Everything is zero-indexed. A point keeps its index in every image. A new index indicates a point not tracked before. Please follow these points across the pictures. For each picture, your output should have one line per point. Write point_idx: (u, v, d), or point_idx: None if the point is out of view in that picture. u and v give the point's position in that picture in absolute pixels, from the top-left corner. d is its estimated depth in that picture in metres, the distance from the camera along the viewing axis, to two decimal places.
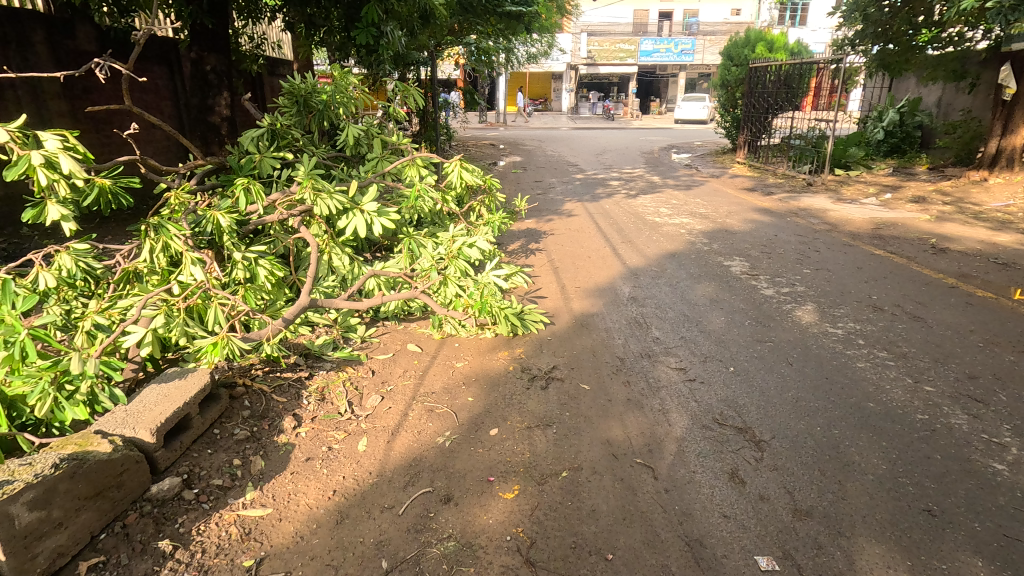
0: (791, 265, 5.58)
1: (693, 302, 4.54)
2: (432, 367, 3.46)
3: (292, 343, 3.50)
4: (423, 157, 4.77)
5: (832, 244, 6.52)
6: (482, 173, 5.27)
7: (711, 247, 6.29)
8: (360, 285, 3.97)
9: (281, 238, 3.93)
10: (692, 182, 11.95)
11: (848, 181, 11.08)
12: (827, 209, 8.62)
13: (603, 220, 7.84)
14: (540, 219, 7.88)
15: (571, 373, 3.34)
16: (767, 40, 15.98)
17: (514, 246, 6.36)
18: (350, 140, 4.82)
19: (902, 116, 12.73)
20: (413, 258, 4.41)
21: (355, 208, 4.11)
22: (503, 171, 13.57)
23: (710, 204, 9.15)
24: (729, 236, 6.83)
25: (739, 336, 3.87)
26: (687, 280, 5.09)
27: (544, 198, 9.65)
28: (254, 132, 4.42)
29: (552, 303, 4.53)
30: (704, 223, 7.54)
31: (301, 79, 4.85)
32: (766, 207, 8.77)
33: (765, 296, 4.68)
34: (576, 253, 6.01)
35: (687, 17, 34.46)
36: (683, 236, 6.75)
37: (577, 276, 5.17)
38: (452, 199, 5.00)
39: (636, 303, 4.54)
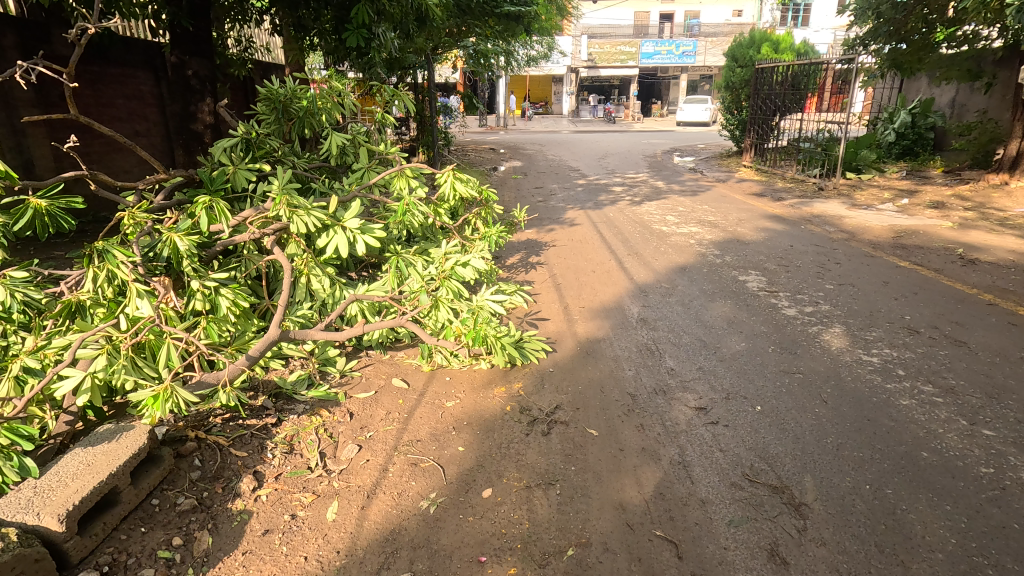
0: (811, 280, 5.17)
1: (708, 324, 4.14)
2: (419, 407, 3.06)
3: (261, 381, 3.11)
4: (413, 167, 4.40)
5: (852, 255, 6.12)
6: (478, 184, 4.89)
7: (724, 259, 5.88)
8: (340, 311, 3.58)
9: (252, 260, 3.55)
10: (698, 187, 11.56)
11: (860, 185, 10.67)
12: (842, 215, 8.21)
13: (607, 229, 7.45)
14: (541, 228, 7.48)
15: (576, 415, 2.95)
16: (773, 40, 15.59)
17: (512, 260, 5.97)
18: (335, 150, 4.44)
19: (913, 118, 12.28)
20: (401, 279, 4.03)
21: (336, 224, 3.74)
22: (503, 176, 13.17)
23: (719, 210, 8.76)
24: (741, 246, 6.42)
25: (763, 366, 3.47)
26: (701, 298, 4.70)
27: (545, 205, 9.26)
28: (227, 141, 4.03)
29: (554, 327, 4.13)
30: (714, 232, 7.15)
31: (280, 83, 4.46)
32: (777, 214, 8.38)
33: (787, 317, 4.27)
34: (579, 268, 5.62)
35: (687, 19, 34.10)
36: (693, 248, 6.36)
37: (581, 295, 4.78)
38: (445, 212, 4.62)
39: (646, 325, 4.14)
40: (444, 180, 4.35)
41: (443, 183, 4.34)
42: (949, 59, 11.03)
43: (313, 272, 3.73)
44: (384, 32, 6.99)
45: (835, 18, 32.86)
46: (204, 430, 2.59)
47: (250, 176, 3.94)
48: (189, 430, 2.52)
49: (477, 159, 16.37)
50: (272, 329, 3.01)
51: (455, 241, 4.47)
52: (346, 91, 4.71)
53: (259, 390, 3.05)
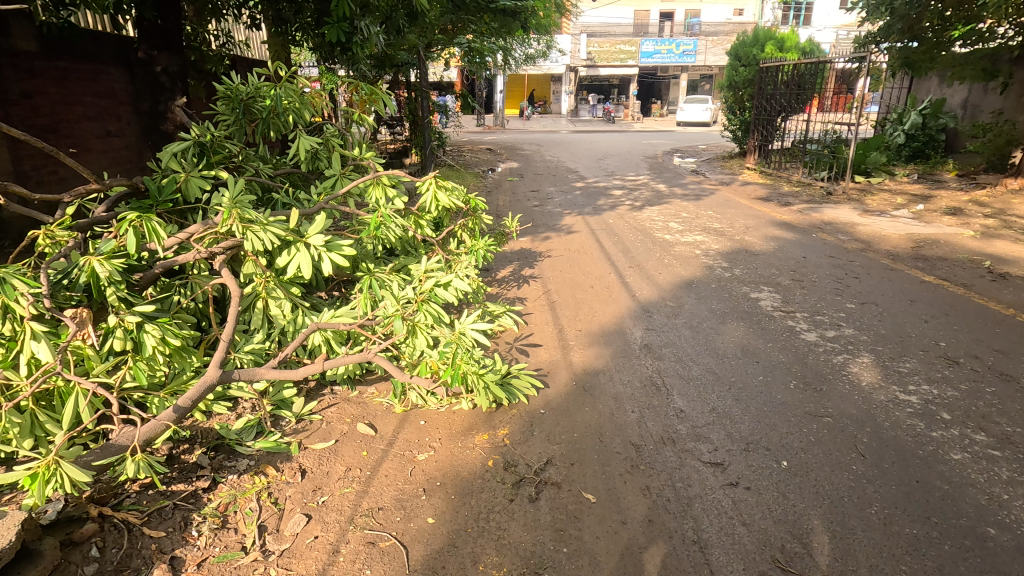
0: (830, 298, 4.72)
1: (720, 352, 3.70)
2: (386, 461, 2.60)
3: (201, 429, 2.66)
4: (390, 175, 3.96)
5: (870, 267, 5.67)
6: (464, 193, 4.44)
7: (733, 273, 5.43)
8: (299, 343, 3.11)
9: (200, 284, 3.10)
10: (701, 190, 11.10)
11: (871, 190, 10.24)
12: (855, 222, 7.78)
13: (607, 237, 6.99)
14: (536, 236, 7.02)
15: (571, 473, 2.50)
16: (777, 38, 15.13)
17: (503, 273, 5.51)
18: (304, 155, 3.99)
19: (924, 119, 11.86)
20: (374, 303, 3.58)
21: (299, 242, 3.29)
22: (498, 178, 12.71)
23: (724, 216, 8.30)
24: (751, 258, 5.97)
25: (786, 407, 3.01)
26: (711, 320, 4.25)
27: (542, 210, 8.80)
28: (177, 145, 3.56)
29: (547, 356, 3.67)
30: (721, 241, 6.69)
31: (241, 81, 3.99)
32: (786, 221, 7.94)
33: (808, 343, 3.82)
34: (575, 283, 5.18)
35: (688, 18, 33.67)
36: (699, 259, 5.91)
37: (579, 315, 4.33)
38: (426, 224, 4.18)
39: (651, 354, 3.68)
40: (426, 193, 3.96)
41: (423, 196, 3.95)
42: (963, 57, 10.30)
43: (273, 297, 3.29)
44: (368, 25, 6.49)
45: (838, 15, 32.38)
46: (114, 505, 2.14)
47: (204, 185, 3.49)
48: (92, 506, 2.07)
49: (473, 160, 15.92)
50: (211, 371, 2.55)
51: (437, 257, 4.02)
52: (318, 90, 4.25)
53: (197, 441, 2.60)
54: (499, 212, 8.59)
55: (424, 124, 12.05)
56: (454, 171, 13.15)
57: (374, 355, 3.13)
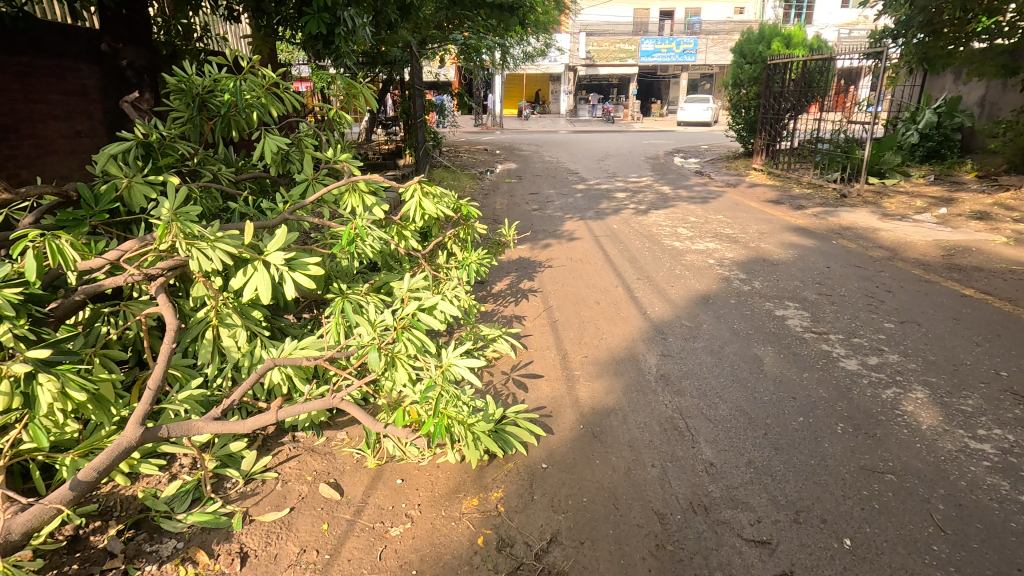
0: (864, 315, 4.22)
1: (748, 383, 3.20)
2: (351, 537, 2.10)
3: (120, 498, 2.19)
4: (369, 181, 3.46)
5: (902, 279, 5.18)
6: (455, 199, 3.94)
7: (753, 286, 4.93)
8: (254, 382, 2.61)
9: (134, 312, 2.60)
10: (708, 192, 10.60)
11: (886, 192, 9.76)
12: (876, 227, 7.29)
13: (612, 244, 6.47)
14: (536, 244, 6.52)
15: (581, 557, 1.99)
16: (783, 36, 14.54)
17: (500, 287, 5.00)
18: (271, 158, 3.49)
19: (939, 118, 11.39)
20: (348, 330, 3.07)
21: (257, 260, 2.78)
22: (496, 180, 12.22)
23: (735, 221, 7.81)
24: (771, 269, 5.47)
25: (836, 459, 2.52)
26: (734, 343, 3.75)
27: (541, 215, 8.30)
28: (116, 145, 3.03)
29: (548, 390, 3.17)
30: (736, 249, 6.19)
31: (196, 72, 3.46)
32: (802, 226, 7.46)
33: (850, 373, 3.33)
34: (578, 298, 4.68)
35: (689, 16, 33.12)
36: (713, 270, 5.42)
37: (585, 338, 3.84)
38: (411, 235, 3.67)
39: (669, 386, 3.19)
40: (410, 201, 3.49)
41: (407, 205, 3.47)
42: (980, 53, 9.82)
43: (226, 325, 2.79)
44: (351, 16, 5.99)
45: (840, 12, 31.92)
46: None
47: (148, 193, 2.96)
48: None
49: (471, 160, 15.40)
50: (130, 430, 2.04)
51: (423, 274, 3.52)
52: (289, 83, 3.73)
53: (114, 515, 2.13)
54: (496, 216, 8.10)
55: (418, 123, 11.53)
56: (450, 172, 12.65)
57: (342, 401, 2.57)
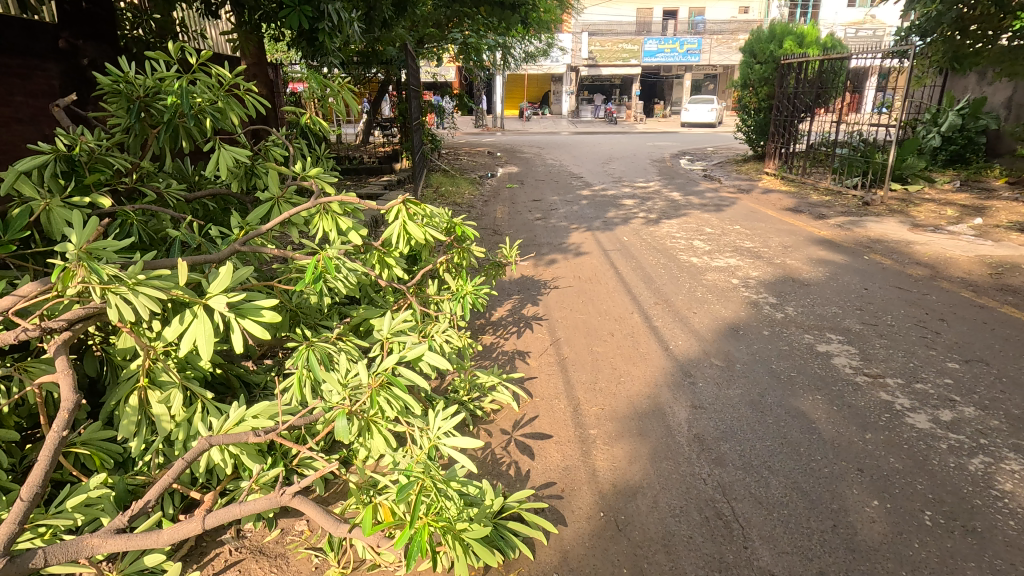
0: (921, 353, 3.65)
1: (802, 448, 2.65)
2: None
3: None
4: (343, 201, 2.89)
5: (952, 303, 4.61)
6: (448, 218, 3.37)
7: (786, 312, 4.37)
8: (185, 467, 2.05)
9: (33, 378, 2.04)
10: (721, 199, 10.03)
11: (911, 200, 9.19)
12: (909, 239, 6.73)
13: (623, 260, 5.91)
14: (540, 259, 5.95)
15: None
16: (795, 34, 13.96)
17: (500, 312, 4.43)
18: (227, 174, 2.93)
19: (963, 120, 10.80)
20: (313, 388, 2.50)
21: (199, 306, 2.23)
22: (497, 185, 11.66)
23: (754, 232, 7.24)
24: (802, 291, 4.90)
25: (932, 569, 1.97)
26: (777, 389, 3.20)
27: (545, 225, 7.72)
28: (28, 159, 2.45)
29: (558, 457, 2.62)
30: (761, 267, 5.61)
31: (136, 69, 2.86)
32: (827, 238, 6.91)
33: (922, 432, 2.76)
34: (589, 326, 4.15)
35: (693, 15, 32.46)
36: (739, 292, 4.86)
37: (599, 382, 3.29)
38: (395, 263, 3.09)
39: (705, 452, 2.64)
40: (391, 226, 2.93)
41: (387, 231, 2.90)
42: (1011, 52, 8.99)
43: (159, 385, 2.24)
44: (337, 9, 5.41)
45: (848, 10, 31.19)
46: None
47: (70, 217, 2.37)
48: None
49: (470, 164, 14.79)
50: None
51: (409, 311, 2.98)
52: (251, 83, 3.17)
53: None
54: (497, 227, 7.54)
55: (415, 126, 10.91)
56: (448, 177, 12.07)
57: (295, 496, 1.97)
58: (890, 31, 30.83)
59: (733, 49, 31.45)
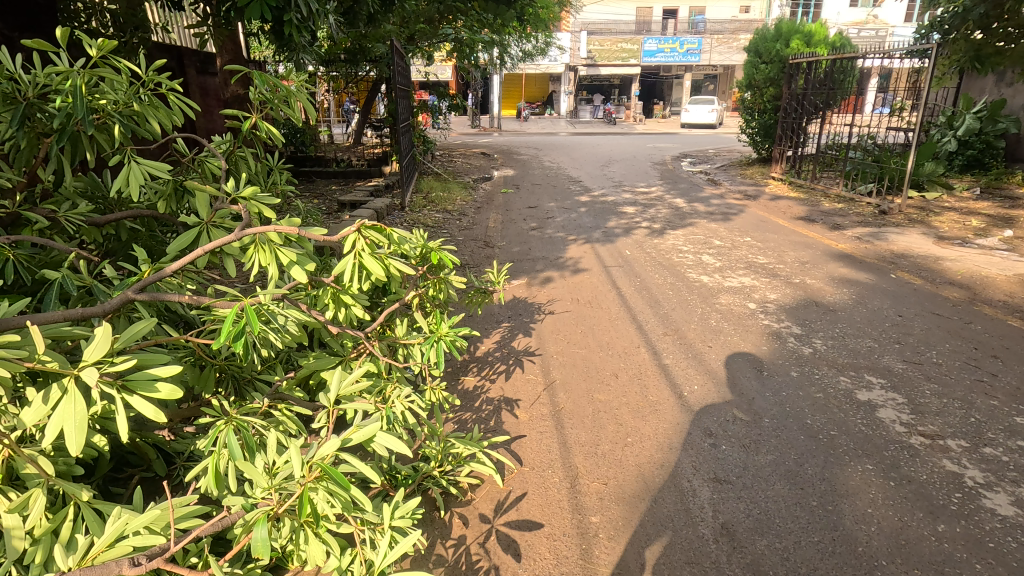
0: (981, 403, 3.09)
1: (860, 548, 2.10)
2: None
3: None
4: (282, 232, 2.31)
5: (1001, 334, 4.05)
6: (421, 244, 2.80)
7: (815, 347, 3.82)
8: None
9: None
10: (728, 206, 9.48)
11: (930, 209, 8.67)
12: (936, 255, 6.19)
13: (626, 278, 5.36)
14: (534, 278, 5.38)
15: None
16: (803, 33, 13.41)
17: (486, 346, 3.87)
18: (138, 194, 2.34)
19: (981, 123, 10.26)
20: (230, 478, 1.92)
21: (72, 378, 1.65)
22: (492, 190, 11.11)
23: (767, 244, 6.70)
24: (830, 318, 4.34)
25: None
26: (816, 454, 2.64)
27: (541, 235, 7.16)
28: None
29: (552, 563, 2.07)
30: (779, 289, 5.05)
31: (24, 63, 2.27)
32: (846, 252, 6.37)
33: (1008, 523, 2.20)
34: (587, 363, 3.60)
35: (694, 14, 31.81)
36: (758, 321, 4.30)
37: (601, 443, 2.75)
38: (352, 303, 2.52)
39: (738, 552, 2.09)
40: (342, 262, 2.34)
41: (337, 270, 2.32)
42: None
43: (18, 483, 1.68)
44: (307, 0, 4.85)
45: (851, 10, 30.61)
46: None
47: None
48: None
49: (464, 167, 14.23)
50: None
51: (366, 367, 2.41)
52: (177, 81, 2.62)
53: None
54: (489, 239, 6.98)
55: (406, 128, 10.34)
56: (441, 180, 11.51)
57: None
58: (893, 32, 30.35)
59: (734, 49, 30.93)
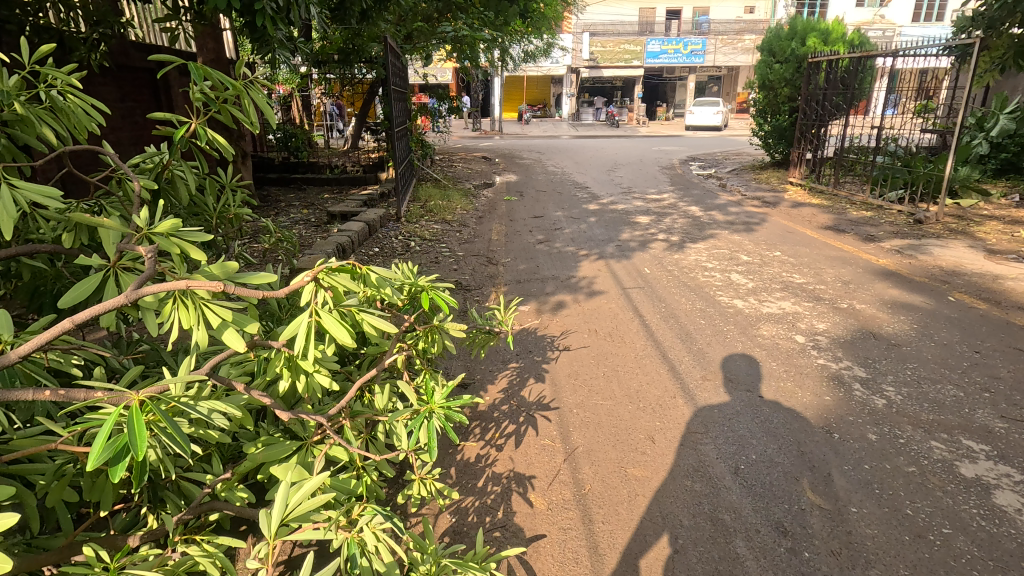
0: None
1: None
2: None
3: None
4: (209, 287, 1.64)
5: None
6: (407, 284, 2.25)
7: (888, 396, 3.17)
8: None
9: None
10: (747, 215, 8.85)
11: (969, 217, 8.03)
12: (992, 272, 5.55)
13: (648, 302, 4.71)
14: (544, 304, 4.74)
15: None
16: (820, 31, 12.76)
17: (491, 397, 3.21)
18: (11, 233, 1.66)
19: (1016, 124, 9.56)
20: None
21: None
22: (494, 197, 10.48)
23: (800, 260, 6.06)
24: (895, 355, 3.70)
25: None
26: (934, 570, 1.99)
27: (549, 250, 6.52)
28: None
29: None
30: (827, 317, 4.40)
31: None
32: (890, 269, 5.73)
33: None
34: (616, 420, 2.96)
35: (698, 14, 31.09)
36: (811, 360, 3.65)
37: (642, 552, 2.13)
38: (313, 370, 1.89)
39: None
40: (293, 322, 1.69)
41: (286, 333, 1.67)
42: None
43: None
44: None
45: (857, 10, 29.91)
46: None
47: None
48: None
49: (465, 171, 13.62)
50: None
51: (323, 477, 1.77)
52: (77, 77, 1.97)
53: None
54: (493, 255, 6.34)
55: (401, 133, 9.71)
56: (440, 187, 10.90)
57: None
58: (900, 31, 29.67)
59: (738, 50, 30.34)
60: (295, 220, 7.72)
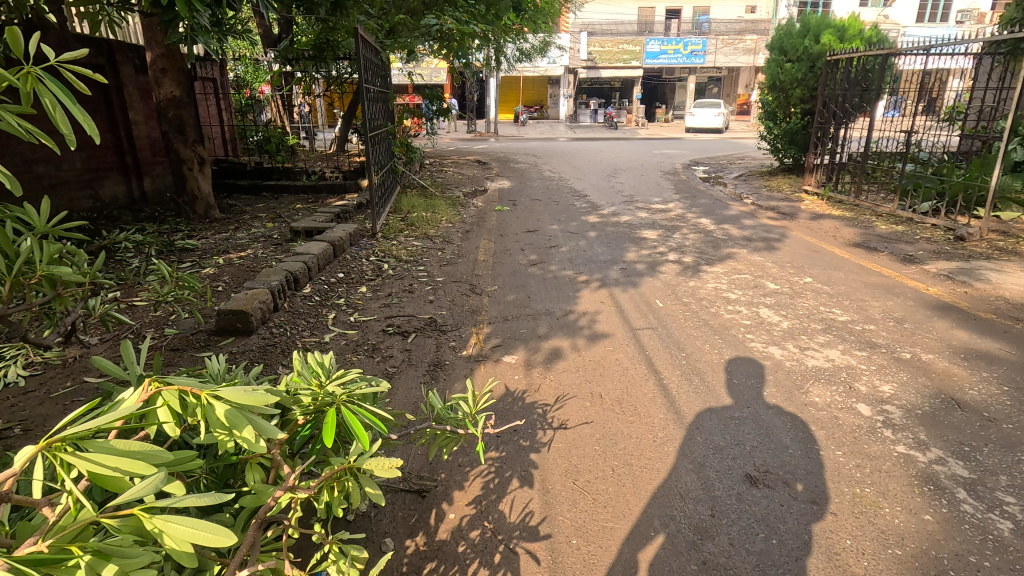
0: None
1: None
2: None
3: None
4: None
5: None
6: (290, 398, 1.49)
7: (1014, 516, 2.25)
8: None
9: None
10: (764, 229, 7.98)
11: (1014, 234, 7.16)
12: None
13: (662, 350, 3.81)
14: (536, 351, 3.84)
15: None
16: (837, 27, 11.80)
17: (457, 515, 2.30)
18: None
19: None
20: None
21: None
22: (484, 207, 9.58)
23: (838, 288, 5.16)
24: (998, 439, 2.79)
25: None
26: None
27: (543, 274, 5.63)
28: None
29: None
30: (890, 374, 3.48)
31: None
32: (946, 301, 4.83)
33: None
34: (635, 564, 2.07)
35: (699, 14, 30.10)
36: (889, 448, 2.72)
37: None
38: None
39: None
40: None
41: None
42: None
43: None
44: None
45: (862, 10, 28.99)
46: None
47: None
48: None
49: (455, 177, 12.74)
50: None
51: None
52: None
53: None
54: (478, 281, 5.43)
55: (381, 137, 8.79)
56: (425, 195, 10.00)
57: None
58: (905, 31, 28.74)
59: (739, 51, 29.47)
60: (255, 236, 6.81)
